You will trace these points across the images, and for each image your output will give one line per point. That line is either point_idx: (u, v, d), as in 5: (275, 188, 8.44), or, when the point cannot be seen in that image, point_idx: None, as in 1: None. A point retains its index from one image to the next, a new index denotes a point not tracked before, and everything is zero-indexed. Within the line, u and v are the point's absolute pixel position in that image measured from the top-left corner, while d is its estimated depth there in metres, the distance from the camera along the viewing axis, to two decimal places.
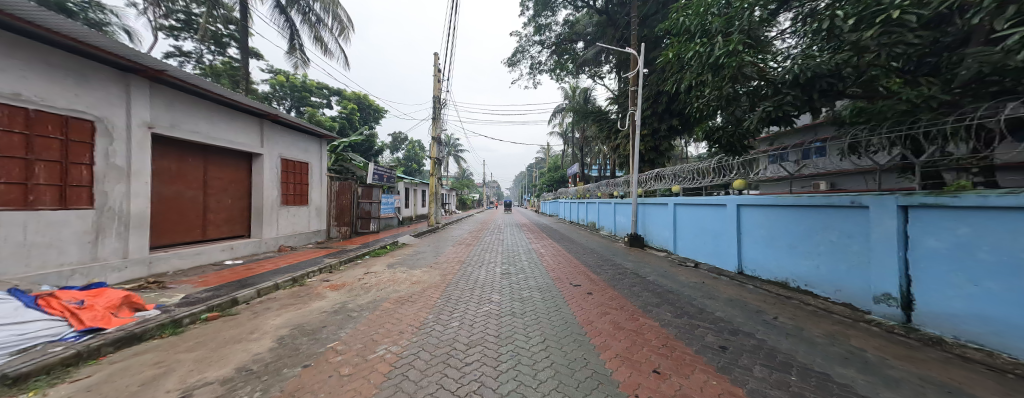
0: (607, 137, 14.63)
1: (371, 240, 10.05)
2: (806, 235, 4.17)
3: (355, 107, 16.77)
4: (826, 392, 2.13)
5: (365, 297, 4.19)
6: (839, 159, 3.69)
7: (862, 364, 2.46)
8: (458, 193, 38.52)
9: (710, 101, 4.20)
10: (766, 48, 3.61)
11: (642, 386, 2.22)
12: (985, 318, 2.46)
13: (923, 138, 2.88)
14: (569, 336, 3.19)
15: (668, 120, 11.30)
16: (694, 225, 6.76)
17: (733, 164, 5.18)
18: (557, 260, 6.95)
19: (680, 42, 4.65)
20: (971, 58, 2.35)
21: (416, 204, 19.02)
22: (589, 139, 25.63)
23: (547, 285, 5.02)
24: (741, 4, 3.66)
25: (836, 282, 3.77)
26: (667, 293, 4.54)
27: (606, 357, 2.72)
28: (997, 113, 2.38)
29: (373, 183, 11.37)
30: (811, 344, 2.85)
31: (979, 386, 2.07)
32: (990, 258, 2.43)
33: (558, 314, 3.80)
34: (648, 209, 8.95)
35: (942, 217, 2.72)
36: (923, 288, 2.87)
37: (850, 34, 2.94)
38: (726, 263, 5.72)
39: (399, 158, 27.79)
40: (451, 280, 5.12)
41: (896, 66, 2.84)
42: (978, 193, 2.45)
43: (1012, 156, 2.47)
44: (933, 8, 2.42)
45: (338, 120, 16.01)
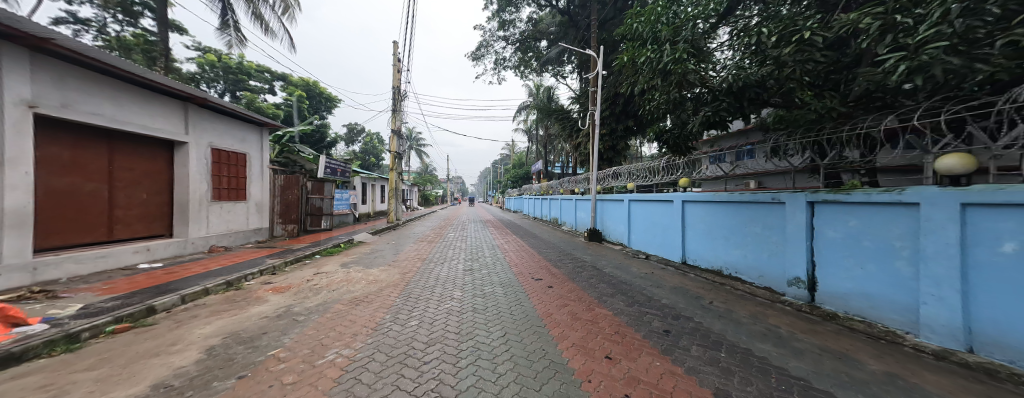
0: (569, 135, 15.11)
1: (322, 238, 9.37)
2: (736, 228, 4.67)
3: (303, 94, 15.40)
4: (748, 366, 2.43)
5: (314, 299, 3.92)
6: (764, 161, 4.16)
7: (777, 339, 2.85)
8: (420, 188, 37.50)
9: (660, 106, 4.47)
10: (708, 58, 3.94)
11: (595, 371, 2.36)
12: (866, 296, 2.99)
13: (828, 144, 3.35)
14: (530, 328, 3.27)
15: (625, 121, 11.97)
16: (646, 221, 7.22)
17: (680, 163, 5.61)
18: (520, 255, 7.05)
19: (634, 47, 4.88)
20: (862, 77, 2.79)
21: (374, 200, 18.09)
22: (552, 137, 26.29)
23: (509, 280, 5.09)
24: (687, 16, 3.94)
25: (759, 269, 4.29)
26: (621, 284, 4.84)
27: (564, 346, 2.84)
28: (878, 125, 2.89)
29: (325, 178, 10.61)
30: (738, 324, 3.22)
31: (860, 351, 2.51)
32: (871, 245, 2.94)
33: (520, 308, 3.88)
34: (606, 206, 9.45)
35: (839, 211, 3.22)
36: (825, 271, 3.37)
37: (773, 49, 3.30)
38: (672, 254, 6.22)
39: (355, 151, 26.05)
40: (412, 278, 4.97)
41: (807, 80, 3.31)
42: (864, 191, 2.94)
43: (888, 160, 3.00)
44: (834, 32, 2.82)
45: (283, 108, 14.62)
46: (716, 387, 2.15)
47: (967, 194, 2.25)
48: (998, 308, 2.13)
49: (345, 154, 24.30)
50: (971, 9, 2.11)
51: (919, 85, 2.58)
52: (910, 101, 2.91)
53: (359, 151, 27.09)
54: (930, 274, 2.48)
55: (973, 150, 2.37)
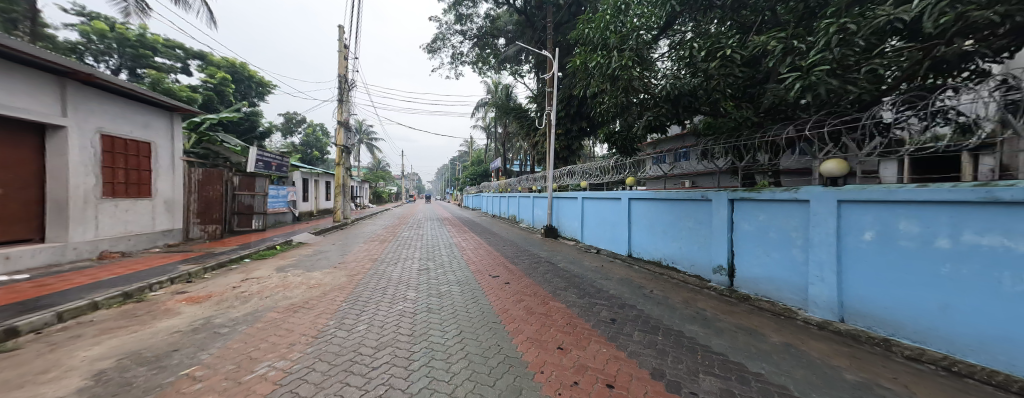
0: (526, 134, 15.39)
1: (252, 240, 8.33)
2: (672, 223, 5.16)
3: (227, 76, 13.43)
4: (680, 346, 2.71)
5: (242, 308, 3.49)
6: (697, 162, 4.64)
7: (703, 320, 3.23)
8: (372, 185, 35.35)
9: (610, 109, 4.77)
10: (651, 67, 4.26)
11: (547, 362, 2.44)
12: (771, 279, 3.53)
13: (745, 149, 3.85)
14: (486, 325, 3.28)
15: (579, 122, 12.53)
16: (597, 217, 7.65)
17: (627, 163, 6.05)
18: (477, 253, 7.02)
19: (586, 52, 5.13)
20: (771, 91, 3.25)
21: (317, 197, 16.60)
22: (511, 135, 26.59)
23: (466, 278, 5.05)
24: (632, 26, 4.22)
25: (691, 259, 4.79)
26: (573, 278, 5.08)
27: (518, 340, 2.89)
28: (780, 134, 3.42)
29: (256, 172, 9.67)
30: (673, 309, 3.58)
31: (766, 326, 2.95)
32: (775, 236, 3.47)
33: (476, 306, 3.86)
34: (561, 203, 9.80)
35: (752, 207, 3.73)
36: (741, 260, 3.90)
37: (703, 62, 3.69)
38: (620, 248, 6.68)
39: (295, 144, 23.57)
40: (360, 281, 4.68)
41: (729, 93, 3.78)
42: (771, 190, 3.45)
43: (788, 164, 3.55)
44: (749, 51, 3.25)
45: (201, 91, 12.63)
46: (653, 367, 2.36)
47: (842, 193, 2.78)
48: (862, 283, 2.69)
49: (282, 147, 21.87)
50: (845, 41, 2.58)
51: (809, 102, 3.12)
52: (804, 114, 3.47)
53: (299, 143, 24.58)
54: (817, 259, 3.01)
55: (846, 157, 2.90)
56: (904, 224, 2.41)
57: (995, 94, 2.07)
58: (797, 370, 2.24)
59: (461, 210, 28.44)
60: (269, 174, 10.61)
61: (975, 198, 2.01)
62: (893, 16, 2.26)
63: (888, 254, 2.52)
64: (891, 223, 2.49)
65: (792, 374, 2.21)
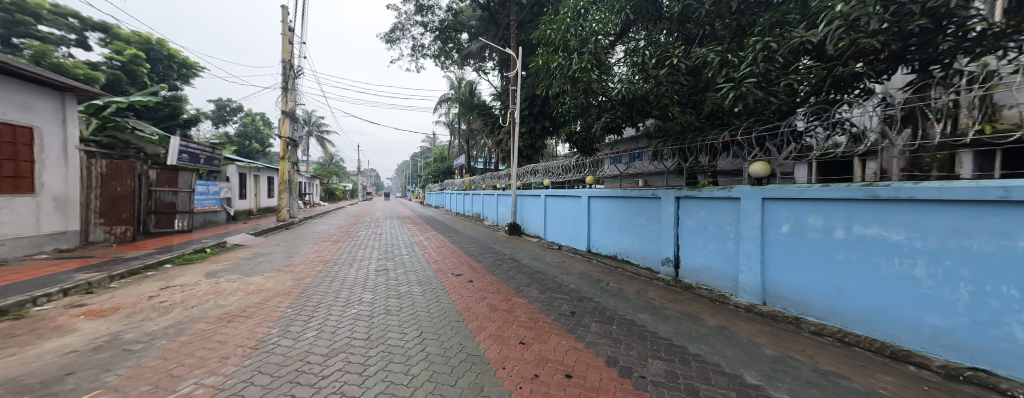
0: (490, 131, 15.35)
1: (175, 242, 7.30)
2: (627, 219, 5.49)
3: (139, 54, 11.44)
4: (632, 334, 2.90)
5: (162, 320, 3.04)
6: (649, 163, 4.99)
7: (653, 308, 3.49)
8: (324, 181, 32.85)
9: (570, 110, 4.93)
10: (608, 71, 4.46)
11: (509, 358, 2.46)
12: (709, 269, 3.92)
13: (689, 152, 4.21)
14: (447, 325, 3.22)
15: (542, 121, 12.79)
16: (559, 214, 7.88)
17: (587, 162, 6.33)
18: (440, 251, 6.86)
19: (548, 53, 5.25)
20: (711, 99, 3.58)
21: (258, 194, 15.04)
22: (474, 132, 26.37)
23: (428, 278, 4.91)
24: (591, 30, 4.39)
25: (642, 253, 5.14)
26: (536, 274, 5.18)
27: (481, 338, 2.88)
28: (717, 139, 3.80)
29: (177, 164, 8.51)
30: (627, 300, 3.81)
31: (706, 312, 3.26)
32: (712, 230, 3.85)
33: (437, 305, 3.78)
34: (525, 201, 9.93)
35: (694, 204, 4.10)
36: (685, 252, 4.28)
37: (654, 69, 3.96)
38: (580, 244, 6.96)
39: (229, 134, 20.94)
40: (310, 284, 4.33)
41: (675, 99, 4.11)
42: (710, 189, 3.82)
43: (724, 166, 3.96)
44: (693, 61, 3.56)
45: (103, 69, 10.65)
46: (608, 355, 2.50)
47: (766, 191, 3.18)
48: (780, 270, 3.12)
49: (213, 137, 19.28)
50: (769, 57, 2.93)
51: (741, 111, 3.50)
52: (736, 121, 3.90)
53: (234, 134, 21.88)
54: (746, 250, 3.41)
55: (769, 159, 3.32)
56: (812, 218, 2.84)
57: (877, 109, 2.51)
58: (730, 350, 2.52)
59: (425, 210, 23.68)
60: (194, 168, 9.33)
61: (864, 196, 2.44)
62: (805, 38, 2.61)
63: (800, 244, 2.94)
64: (803, 218, 2.91)
65: (725, 353, 2.47)
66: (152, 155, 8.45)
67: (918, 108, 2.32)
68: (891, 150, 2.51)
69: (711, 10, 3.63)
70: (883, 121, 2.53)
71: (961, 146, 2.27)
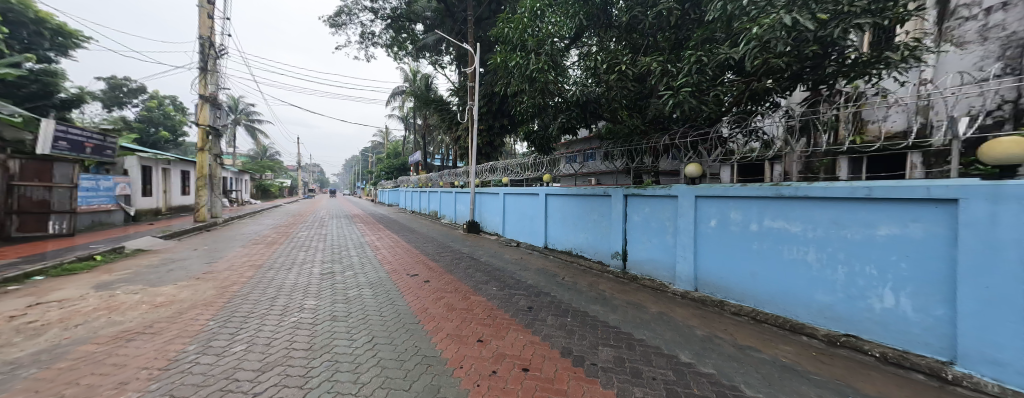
0: (447, 127, 15.00)
1: (50, 249, 5.92)
2: (581, 215, 5.76)
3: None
4: (585, 324, 3.07)
5: (29, 345, 2.44)
6: (601, 162, 5.30)
7: (604, 299, 3.72)
8: (256, 177, 29.13)
9: (528, 109, 5.03)
10: (564, 73, 4.62)
11: (467, 357, 2.43)
12: (651, 260, 4.29)
13: (637, 154, 4.55)
14: (401, 327, 3.07)
15: (500, 119, 12.84)
16: (517, 212, 8.00)
17: (545, 161, 6.51)
18: (394, 251, 6.55)
19: (506, 51, 5.27)
20: (655, 104, 3.89)
21: (168, 191, 12.86)
22: (431, 127, 25.56)
23: (380, 279, 4.64)
24: (547, 32, 4.50)
25: (594, 248, 5.45)
26: (494, 271, 5.21)
27: (437, 339, 2.80)
28: (658, 142, 4.15)
29: (53, 154, 6.97)
30: (580, 292, 4.01)
31: (649, 300, 3.57)
32: (655, 225, 4.21)
33: (391, 308, 3.59)
34: (484, 198, 9.90)
35: (640, 202, 4.44)
36: (631, 246, 4.62)
37: (606, 74, 4.17)
38: (537, 240, 7.14)
39: (127, 119, 17.48)
40: (238, 293, 3.82)
41: (624, 103, 4.40)
42: (653, 187, 4.15)
43: (664, 166, 4.35)
44: (639, 68, 3.83)
45: None
46: (563, 346, 2.61)
47: (698, 190, 3.56)
48: (709, 260, 3.52)
49: (104, 121, 15.92)
50: (701, 70, 3.27)
51: (679, 117, 3.86)
52: (675, 126, 4.29)
53: (134, 119, 18.31)
54: (682, 243, 3.80)
55: (701, 161, 3.72)
56: (734, 213, 3.25)
57: (781, 120, 2.95)
58: (668, 333, 2.79)
59: (377, 210, 20.15)
60: (79, 158, 7.68)
61: (773, 194, 2.86)
62: (729, 54, 2.95)
63: (724, 236, 3.35)
64: (726, 213, 3.32)
65: (664, 336, 2.74)
66: (11, 141, 6.53)
67: (811, 120, 2.76)
68: (791, 155, 2.97)
69: (654, 22, 3.95)
70: (786, 130, 2.94)
71: (840, 153, 2.76)
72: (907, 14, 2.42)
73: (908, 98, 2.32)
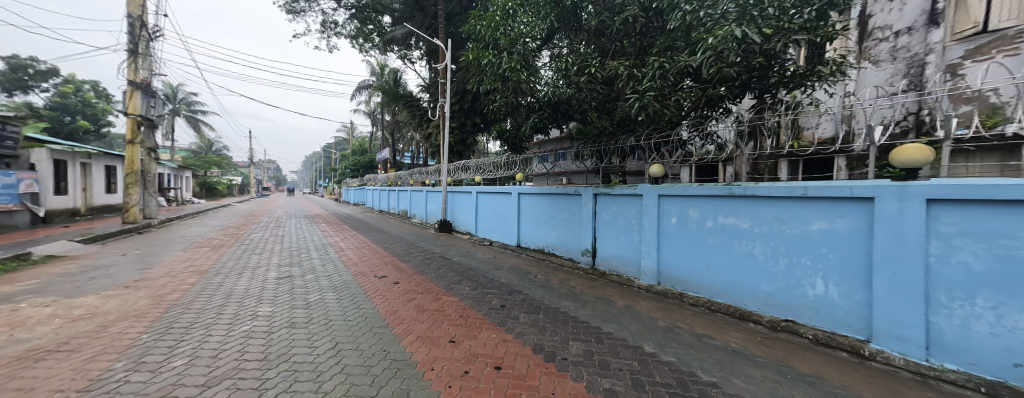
0: (418, 124, 14.58)
1: None
2: (553, 214, 5.85)
3: None
4: (556, 320, 3.13)
5: None
6: (572, 162, 5.43)
7: (574, 295, 3.82)
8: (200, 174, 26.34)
9: (501, 107, 5.02)
10: (536, 72, 4.65)
11: (438, 358, 2.37)
12: (619, 256, 4.48)
13: (606, 154, 4.72)
14: (369, 331, 2.93)
15: (472, 117, 12.70)
16: (490, 211, 7.96)
17: (518, 160, 6.55)
18: (360, 253, 6.24)
19: (478, 48, 5.21)
20: (622, 107, 4.05)
21: (87, 188, 11.25)
22: (400, 124, 24.68)
23: (345, 282, 4.40)
24: (520, 32, 4.50)
25: (566, 245, 5.57)
26: (467, 271, 5.15)
27: (407, 342, 2.71)
28: (625, 144, 4.37)
29: None
30: (552, 289, 4.08)
31: (617, 295, 3.72)
32: (622, 222, 4.40)
33: (357, 312, 3.41)
34: (456, 197, 9.74)
35: (608, 200, 4.61)
36: (600, 243, 4.79)
37: (576, 76, 4.28)
38: (510, 239, 7.16)
39: (33, 106, 15.01)
40: (179, 302, 3.43)
41: (593, 105, 4.53)
42: (621, 187, 4.33)
43: (631, 166, 4.54)
44: (607, 71, 3.97)
45: None
46: (535, 342, 2.64)
47: (661, 189, 3.76)
48: (670, 255, 3.74)
49: (1, 107, 13.53)
50: (664, 75, 3.46)
51: (644, 119, 4.06)
52: (641, 128, 4.50)
53: (43, 105, 15.76)
54: (646, 239, 4.00)
55: (664, 162, 3.93)
56: (692, 211, 3.47)
57: (733, 125, 3.20)
58: (634, 325, 2.92)
59: (342, 210, 18.70)
60: None
61: (725, 193, 3.10)
62: (688, 62, 3.14)
63: (683, 233, 3.57)
64: (686, 211, 3.54)
65: (630, 328, 2.86)
66: None
67: (758, 126, 3.02)
68: (741, 157, 3.23)
69: (620, 28, 4.12)
70: (737, 135, 3.19)
71: (782, 156, 3.04)
72: (833, 34, 2.76)
73: (836, 108, 2.59)
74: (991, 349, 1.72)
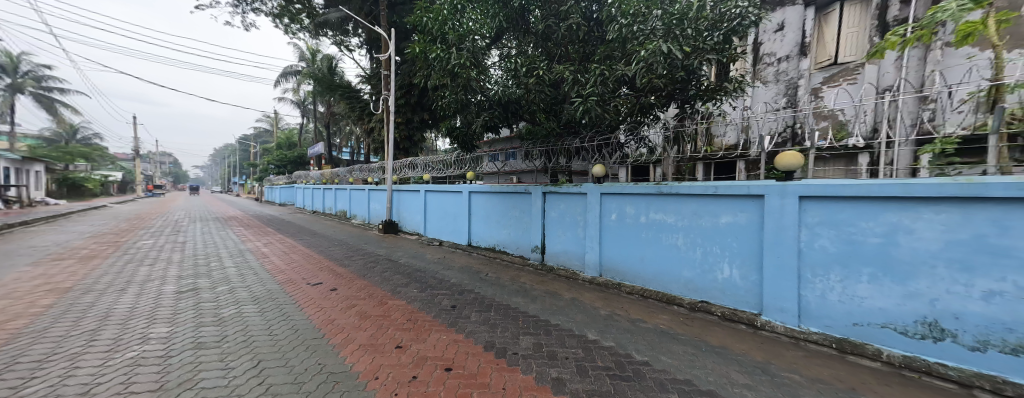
0: (358, 117, 13.47)
1: None
2: (504, 212, 5.90)
3: None
4: (507, 316, 3.17)
5: None
6: (522, 161, 5.57)
7: (525, 291, 3.91)
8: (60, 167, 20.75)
9: (450, 104, 4.92)
10: (485, 71, 4.63)
11: (383, 366, 2.21)
12: (566, 252, 4.70)
13: (554, 155, 4.93)
14: (300, 345, 2.61)
15: (419, 113, 12.17)
16: (439, 210, 7.73)
17: (468, 158, 6.46)
18: (289, 258, 5.55)
19: (424, 41, 5.00)
20: (569, 109, 4.25)
21: None
22: (337, 116, 22.53)
23: (271, 292, 3.87)
24: (468, 29, 4.43)
25: (516, 243, 5.66)
26: (414, 272, 4.93)
27: (347, 352, 2.48)
28: (570, 145, 4.59)
29: None
30: (503, 287, 4.12)
31: (564, 288, 3.91)
32: (569, 219, 4.63)
33: (285, 324, 3.01)
34: (403, 196, 9.23)
35: (556, 199, 4.81)
36: (549, 239, 4.97)
37: (525, 77, 4.36)
38: (460, 238, 7.04)
39: None
40: (26, 330, 2.65)
41: (541, 107, 4.56)
42: (567, 186, 4.56)
43: (575, 166, 4.79)
44: (554, 74, 4.16)
45: None
46: (486, 340, 2.64)
47: (603, 188, 4.05)
48: (610, 249, 4.05)
49: None
50: (605, 82, 3.70)
51: (587, 123, 4.30)
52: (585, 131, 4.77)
53: None
54: (590, 235, 4.27)
55: (604, 162, 4.23)
56: (629, 208, 3.81)
57: (660, 130, 3.58)
58: (579, 315, 3.11)
59: (262, 210, 17.34)
60: None
61: (655, 191, 3.46)
62: (624, 71, 3.43)
63: (622, 228, 3.89)
64: (623, 208, 3.86)
65: (575, 318, 3.04)
66: None
67: (680, 132, 3.41)
68: (667, 160, 3.63)
69: (565, 34, 4.33)
70: (664, 139, 3.57)
71: (699, 159, 3.47)
72: (735, 56, 3.27)
73: (738, 119, 3.05)
74: (838, 312, 2.28)
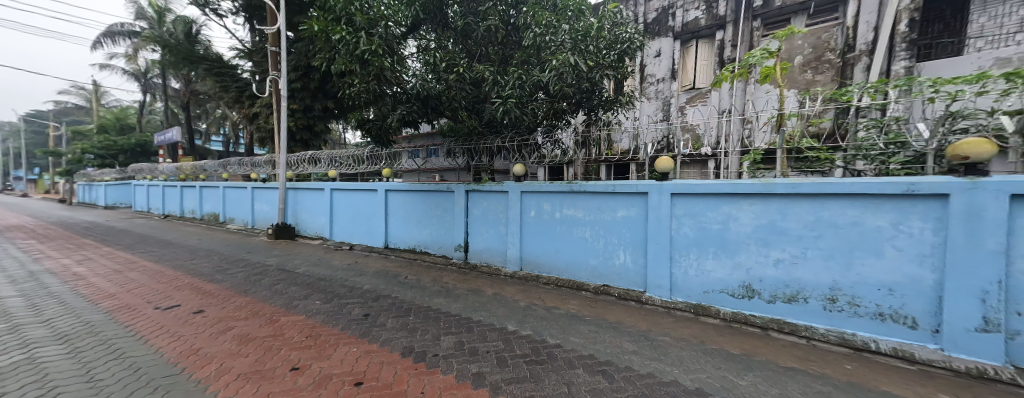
0: (236, 99, 10.93)
1: None
2: (425, 211, 5.65)
3: None
4: (427, 319, 3.05)
5: None
6: (444, 159, 5.41)
7: (446, 291, 3.83)
8: None
9: (359, 94, 4.44)
10: (402, 62, 4.35)
11: (271, 394, 1.85)
12: (488, 248, 4.79)
13: (478, 153, 4.93)
14: (143, 386, 1.98)
15: (322, 100, 10.62)
16: (350, 211, 6.92)
17: (383, 154, 5.90)
18: (125, 278, 4.16)
19: (325, 19, 4.36)
20: (490, 108, 4.31)
21: None
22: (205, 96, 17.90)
23: (91, 326, 2.83)
24: (379, 13, 4.05)
25: (438, 242, 5.49)
26: (317, 282, 4.30)
27: (218, 386, 1.99)
28: (491, 144, 4.67)
29: None
30: (423, 289, 3.94)
31: (487, 285, 3.97)
32: (491, 216, 4.72)
33: (118, 364, 2.25)
34: (301, 195, 7.91)
35: (479, 197, 4.84)
36: (472, 237, 4.98)
37: (445, 73, 4.25)
38: (375, 240, 6.45)
39: None
40: None
41: (463, 105, 4.56)
42: (490, 184, 4.63)
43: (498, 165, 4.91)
44: (475, 73, 4.17)
45: None
46: (404, 346, 2.49)
47: (523, 186, 4.26)
48: (529, 244, 4.29)
49: None
50: (524, 85, 3.88)
51: (507, 124, 4.45)
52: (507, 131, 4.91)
53: None
54: (512, 231, 4.44)
55: (524, 162, 4.45)
56: (546, 205, 4.10)
57: (572, 134, 3.96)
58: (500, 309, 3.21)
59: (37, 211, 14.80)
60: None
61: (567, 189, 3.82)
62: (540, 77, 3.67)
63: (540, 223, 4.16)
64: (541, 205, 4.14)
65: (496, 312, 3.13)
66: None
67: (586, 137, 3.84)
68: (578, 161, 4.04)
69: (485, 34, 4.38)
70: (575, 143, 3.96)
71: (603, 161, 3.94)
72: (627, 74, 3.85)
73: (630, 128, 3.59)
74: (695, 284, 2.93)
